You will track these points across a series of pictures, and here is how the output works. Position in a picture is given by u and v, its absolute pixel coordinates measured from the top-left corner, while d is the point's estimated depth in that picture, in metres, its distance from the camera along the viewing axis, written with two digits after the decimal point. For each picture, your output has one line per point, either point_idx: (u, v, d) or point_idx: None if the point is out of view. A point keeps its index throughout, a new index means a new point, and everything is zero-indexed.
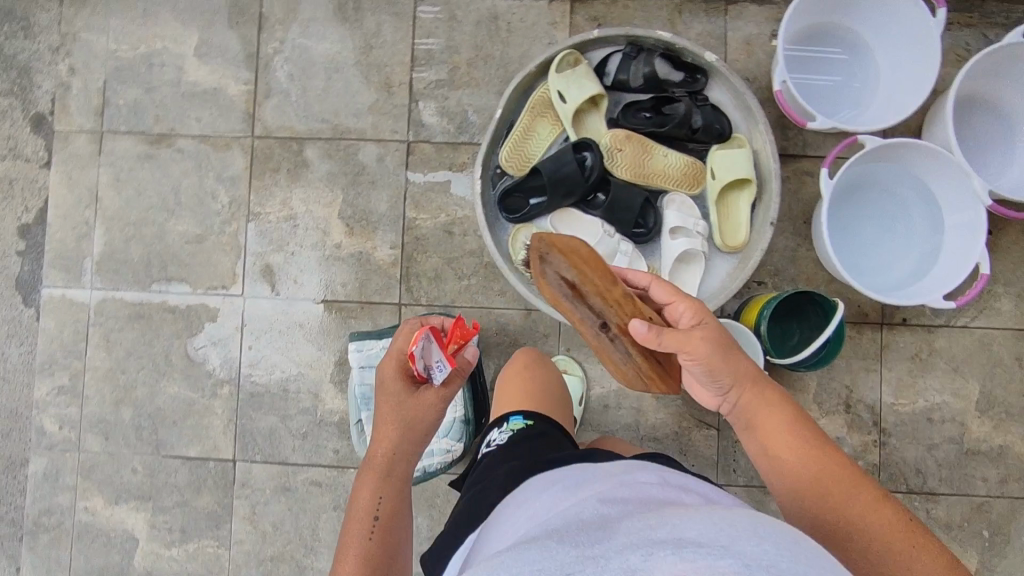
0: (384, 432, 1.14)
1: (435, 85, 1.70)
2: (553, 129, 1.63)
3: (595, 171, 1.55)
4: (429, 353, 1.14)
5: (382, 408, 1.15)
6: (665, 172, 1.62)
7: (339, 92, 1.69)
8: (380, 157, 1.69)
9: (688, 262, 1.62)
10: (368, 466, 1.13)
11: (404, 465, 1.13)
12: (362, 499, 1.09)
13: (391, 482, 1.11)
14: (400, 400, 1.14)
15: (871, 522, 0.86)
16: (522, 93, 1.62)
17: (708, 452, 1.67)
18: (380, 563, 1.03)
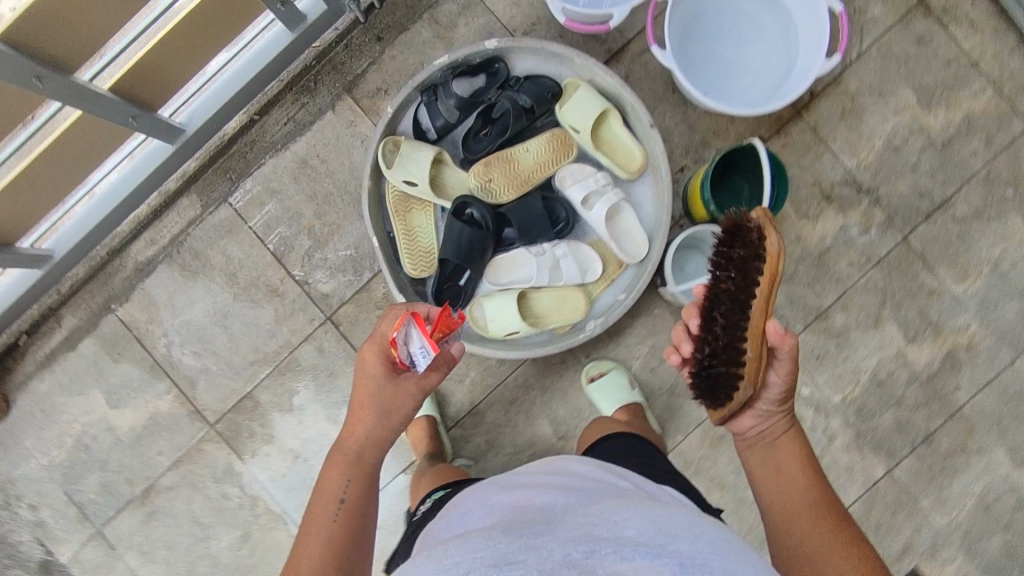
0: (360, 412, 1.12)
1: (307, 257, 1.67)
2: (428, 211, 1.56)
3: (489, 218, 1.49)
4: (407, 337, 1.08)
5: (360, 387, 1.13)
6: (540, 164, 1.54)
7: (243, 329, 1.68)
8: (320, 348, 1.67)
9: (618, 215, 1.53)
10: (344, 444, 1.12)
11: (371, 457, 1.11)
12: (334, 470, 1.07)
13: (361, 468, 1.08)
14: (377, 383, 1.12)
15: (838, 561, 0.83)
16: (379, 205, 1.55)
17: None
18: (339, 553, 0.97)
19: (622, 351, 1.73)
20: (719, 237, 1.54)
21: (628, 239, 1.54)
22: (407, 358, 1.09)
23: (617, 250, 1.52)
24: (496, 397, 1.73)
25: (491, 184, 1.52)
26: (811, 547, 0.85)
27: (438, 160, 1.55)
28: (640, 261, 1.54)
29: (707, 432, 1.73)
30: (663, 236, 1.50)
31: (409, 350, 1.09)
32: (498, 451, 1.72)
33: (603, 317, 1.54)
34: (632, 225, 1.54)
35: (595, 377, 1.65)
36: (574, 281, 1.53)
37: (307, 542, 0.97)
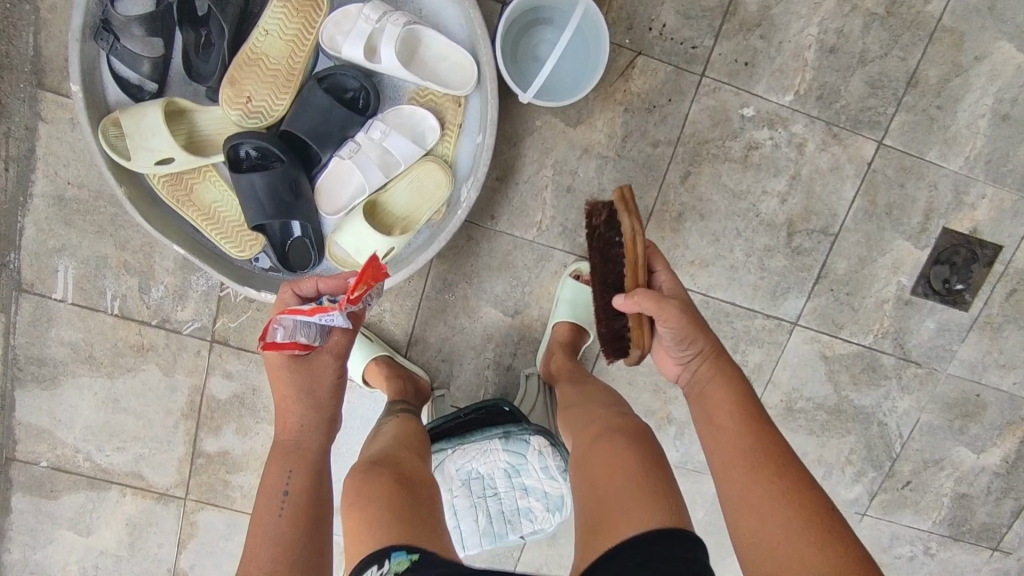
0: (283, 401, 0.98)
1: (146, 295, 1.38)
2: (213, 177, 1.17)
3: (273, 145, 1.09)
4: (286, 328, 0.97)
5: (275, 381, 0.98)
6: (292, 40, 1.11)
7: (142, 400, 1.45)
8: (226, 372, 1.43)
9: (418, 43, 1.11)
10: (280, 442, 0.97)
11: (308, 448, 0.96)
12: (272, 476, 0.92)
13: (302, 459, 0.94)
14: (289, 369, 0.98)
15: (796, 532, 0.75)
16: (155, 204, 1.18)
17: (661, 77, 1.26)
18: (296, 549, 0.84)
19: (526, 190, 1.31)
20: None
21: (448, 65, 1.13)
22: (310, 333, 0.98)
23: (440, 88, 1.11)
24: (427, 317, 1.39)
25: (255, 102, 1.11)
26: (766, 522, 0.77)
27: (180, 112, 1.14)
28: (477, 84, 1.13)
29: (662, 218, 1.34)
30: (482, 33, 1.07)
31: (305, 329, 0.98)
32: (462, 362, 1.42)
33: (473, 176, 1.16)
34: (441, 44, 1.12)
35: (567, 276, 1.35)
36: (418, 154, 1.15)
37: (267, 547, 0.84)
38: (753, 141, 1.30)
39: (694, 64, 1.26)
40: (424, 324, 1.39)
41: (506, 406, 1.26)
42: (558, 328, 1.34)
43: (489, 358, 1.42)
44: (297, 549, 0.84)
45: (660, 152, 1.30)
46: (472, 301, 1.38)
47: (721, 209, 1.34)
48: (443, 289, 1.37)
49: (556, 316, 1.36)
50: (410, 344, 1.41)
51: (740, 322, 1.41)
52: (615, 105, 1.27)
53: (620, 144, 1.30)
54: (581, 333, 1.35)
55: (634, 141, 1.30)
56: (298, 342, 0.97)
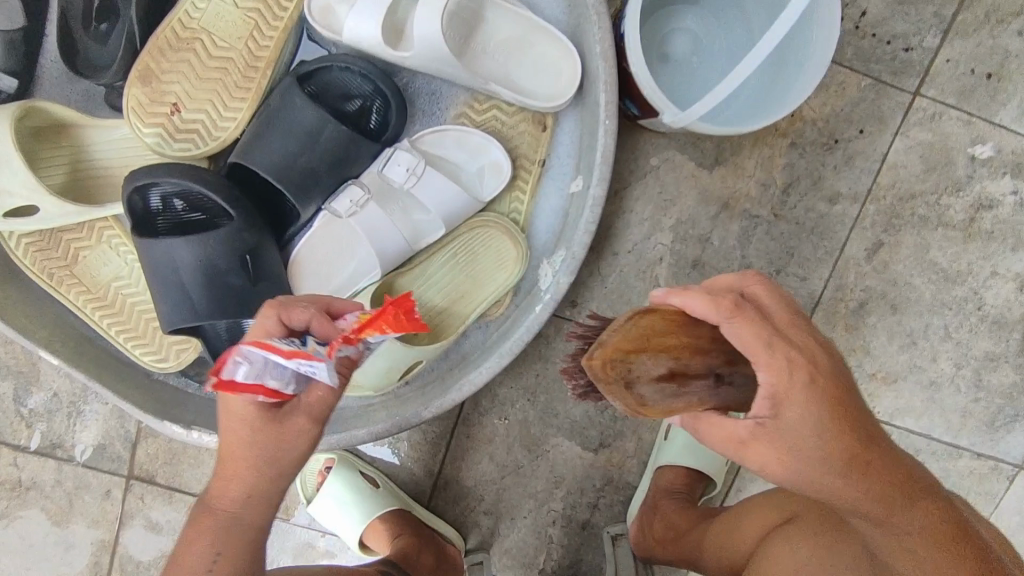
0: (228, 466, 0.50)
1: (26, 410, 0.87)
2: (115, 239, 0.68)
3: (210, 188, 0.60)
4: (246, 366, 0.43)
5: (224, 439, 0.50)
6: (256, 7, 0.63)
7: (17, 561, 0.93)
8: (151, 523, 0.93)
9: (478, 21, 0.64)
10: (207, 509, 0.51)
11: (254, 532, 0.50)
12: (187, 549, 0.50)
13: (240, 539, 0.50)
14: (255, 423, 0.49)
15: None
16: (13, 281, 0.68)
17: (856, 93, 0.80)
18: None
19: (630, 263, 0.84)
20: None
21: (529, 60, 0.65)
22: (285, 382, 0.46)
23: (513, 98, 0.63)
24: (466, 448, 0.91)
25: (184, 114, 0.63)
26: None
27: (53, 126, 0.64)
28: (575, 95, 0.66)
29: (835, 311, 0.88)
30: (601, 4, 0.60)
31: (281, 377, 0.45)
32: (515, 516, 0.94)
33: (563, 251, 0.67)
34: (521, 21, 0.64)
35: None
36: (472, 206, 0.66)
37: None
38: (984, 197, 0.84)
39: (906, 77, 0.80)
40: (460, 457, 0.92)
41: None
42: (669, 475, 0.87)
43: (556, 511, 0.94)
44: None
45: (840, 212, 0.84)
46: (535, 425, 0.90)
47: (925, 298, 0.88)
48: (492, 407, 0.90)
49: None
50: (438, 485, 0.93)
51: (936, 464, 0.93)
52: (778, 137, 0.81)
53: (780, 196, 0.83)
54: (702, 484, 0.88)
55: (801, 193, 0.83)
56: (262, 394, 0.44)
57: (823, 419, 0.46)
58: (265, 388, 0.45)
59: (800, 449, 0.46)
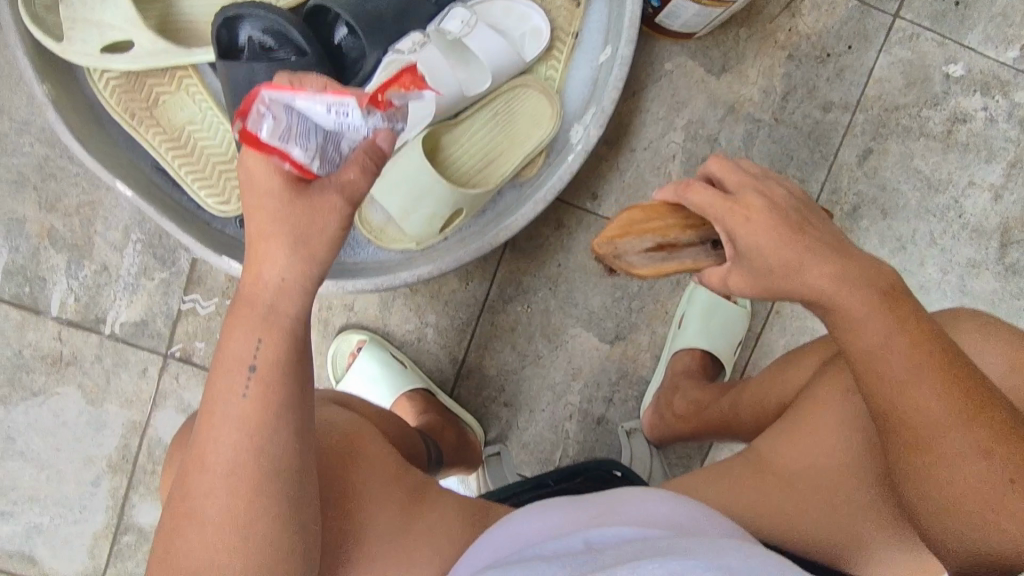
0: (260, 244, 0.46)
1: (76, 283, 0.92)
2: (193, 86, 0.76)
3: (289, 20, 0.69)
4: (269, 119, 0.42)
5: (254, 219, 0.46)
6: None
7: (48, 440, 0.96)
8: (183, 405, 0.96)
9: None
10: (243, 298, 0.47)
11: (293, 318, 0.47)
12: (228, 338, 0.47)
13: (280, 326, 0.47)
14: (286, 198, 0.45)
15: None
16: (96, 122, 0.76)
17: (845, 13, 0.92)
18: (249, 522, 0.46)
19: (646, 158, 0.93)
20: None
21: None
22: (309, 151, 0.43)
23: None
24: (489, 336, 0.96)
25: None
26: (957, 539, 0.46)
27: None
28: None
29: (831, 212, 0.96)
30: None
31: (301, 139, 0.43)
32: (533, 409, 0.99)
33: (593, 108, 0.76)
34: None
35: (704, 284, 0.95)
36: (513, 62, 0.75)
37: (212, 483, 0.46)
38: (960, 111, 0.95)
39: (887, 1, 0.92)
40: (483, 347, 0.97)
41: (618, 470, 0.84)
42: (684, 356, 0.93)
43: (573, 404, 0.99)
44: (259, 499, 0.46)
45: (833, 119, 0.94)
46: (555, 315, 0.96)
47: (912, 203, 0.97)
48: (515, 296, 0.95)
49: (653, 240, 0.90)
50: (461, 374, 0.97)
51: None
52: (778, 49, 0.92)
53: (781, 103, 0.93)
54: (718, 370, 0.93)
55: (798, 100, 0.93)
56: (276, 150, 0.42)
57: (778, 234, 0.47)
58: (288, 154, 0.43)
59: (767, 276, 0.48)
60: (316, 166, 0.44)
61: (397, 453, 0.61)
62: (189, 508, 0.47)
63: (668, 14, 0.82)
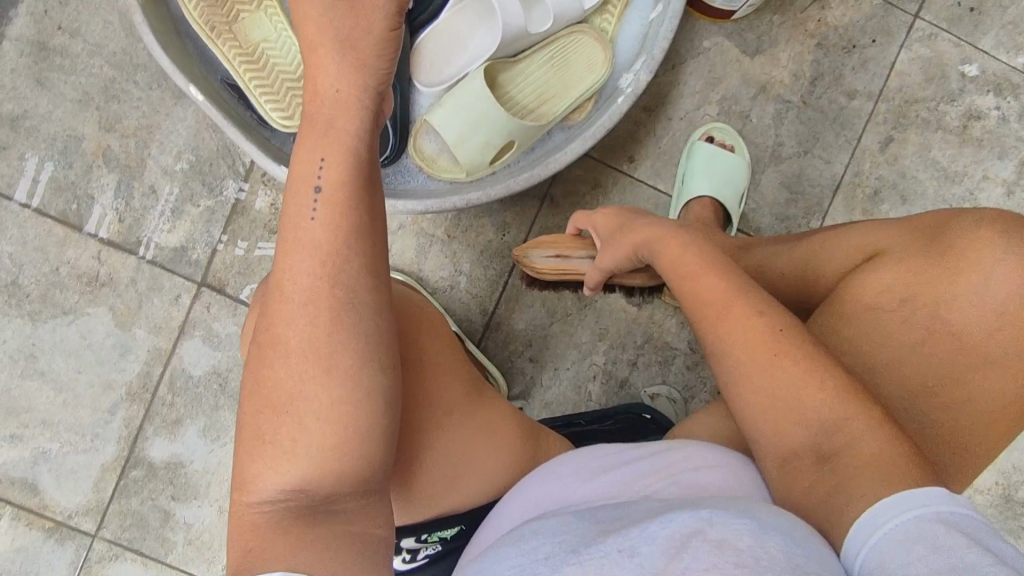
0: (314, 60, 0.51)
1: (122, 205, 0.95)
2: (273, 10, 0.82)
3: None
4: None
5: (309, 34, 0.51)
6: None
7: (70, 360, 0.95)
8: (209, 336, 0.96)
9: None
10: (305, 122, 0.51)
11: (348, 134, 0.50)
12: (298, 159, 0.50)
13: (338, 141, 0.50)
14: (331, 3, 0.50)
15: (828, 422, 0.49)
16: (175, 34, 0.81)
17: (868, 11, 0.99)
18: (326, 341, 0.46)
19: (681, 128, 0.98)
20: None
21: None
22: None
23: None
24: (519, 290, 0.98)
25: None
26: (770, 436, 0.51)
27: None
28: None
29: (854, 194, 1.01)
30: None
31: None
32: (558, 367, 0.99)
33: (644, 57, 0.81)
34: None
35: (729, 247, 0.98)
36: (572, 12, 0.82)
37: (294, 313, 0.47)
38: (974, 109, 1.01)
39: (908, 2, 0.99)
40: (512, 300, 0.98)
41: (647, 413, 0.83)
42: None
43: (598, 365, 0.99)
44: (337, 323, 0.46)
45: (856, 106, 1.00)
46: None
47: (930, 193, 1.01)
48: None
49: (688, 192, 0.93)
50: (488, 326, 0.98)
51: None
52: (807, 38, 0.99)
53: (807, 87, 0.99)
54: None
55: (825, 86, 0.99)
56: None
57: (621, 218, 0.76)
58: None
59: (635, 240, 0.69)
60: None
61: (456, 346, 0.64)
62: (270, 338, 0.47)
63: None
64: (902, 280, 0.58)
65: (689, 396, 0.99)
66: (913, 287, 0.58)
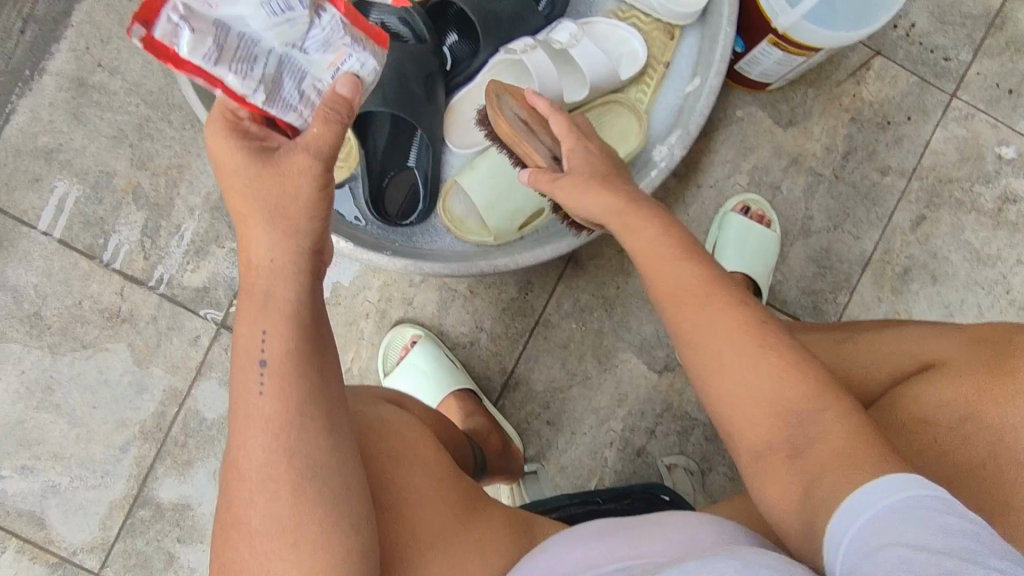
0: (245, 228, 0.48)
1: (148, 242, 0.95)
2: None
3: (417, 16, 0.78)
4: (192, 38, 0.43)
5: (234, 203, 0.48)
6: None
7: (86, 395, 0.95)
8: (227, 378, 0.96)
9: None
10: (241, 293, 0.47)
11: (290, 299, 0.47)
12: (238, 330, 0.46)
13: (279, 311, 0.46)
14: (254, 170, 0.46)
15: (792, 410, 0.45)
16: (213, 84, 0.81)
17: (904, 87, 0.99)
18: (295, 521, 0.44)
19: (711, 197, 0.97)
20: None
21: None
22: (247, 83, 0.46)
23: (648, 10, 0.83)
24: (540, 350, 0.97)
25: None
26: (741, 431, 0.47)
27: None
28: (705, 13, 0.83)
29: (882, 272, 1.00)
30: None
31: (237, 65, 0.45)
32: (575, 432, 0.98)
33: (679, 131, 0.81)
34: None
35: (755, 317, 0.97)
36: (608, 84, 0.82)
37: (254, 493, 0.44)
38: (1009, 191, 1.00)
39: (945, 80, 0.99)
40: (531, 359, 0.97)
41: (665, 495, 0.82)
42: None
43: (615, 431, 0.98)
44: (299, 494, 0.44)
45: (889, 183, 0.99)
46: (607, 337, 0.98)
47: (961, 274, 1.00)
48: (570, 312, 0.97)
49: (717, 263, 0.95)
50: (506, 384, 0.97)
51: None
52: (841, 112, 0.98)
53: (840, 161, 0.99)
54: None
55: (857, 161, 0.99)
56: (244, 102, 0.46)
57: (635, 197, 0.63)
58: (222, 80, 0.45)
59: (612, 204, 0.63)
60: (257, 98, 0.46)
61: (442, 455, 0.58)
62: (234, 519, 0.44)
63: (749, 61, 0.86)
64: (960, 393, 0.55)
65: (707, 467, 0.98)
66: (974, 401, 0.54)
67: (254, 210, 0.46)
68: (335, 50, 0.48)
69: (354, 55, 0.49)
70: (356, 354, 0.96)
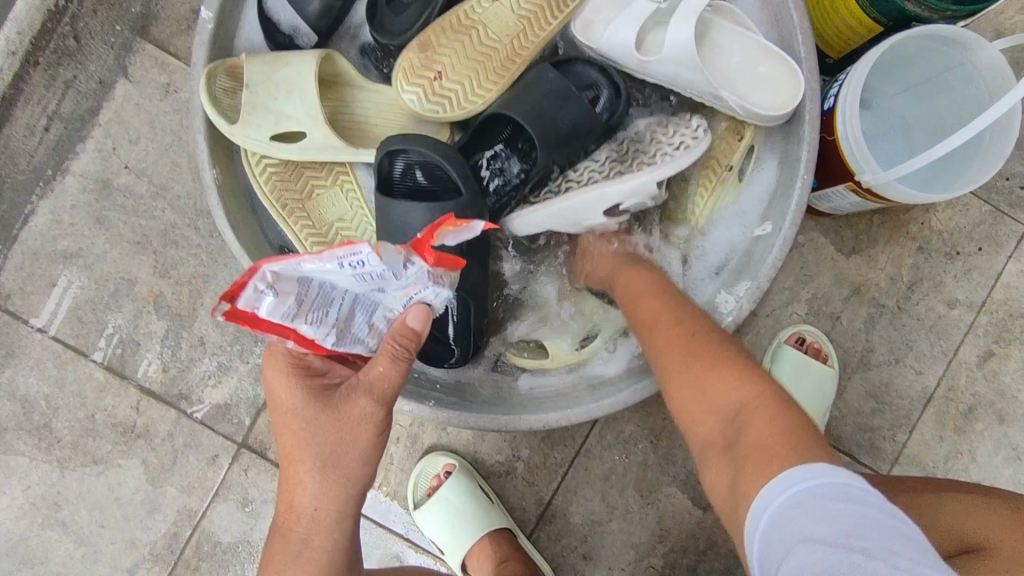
0: (294, 474, 0.53)
1: (168, 354, 0.89)
2: (347, 183, 0.78)
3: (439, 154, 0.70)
4: (275, 302, 0.44)
5: (287, 447, 0.53)
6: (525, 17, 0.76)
7: (94, 513, 0.89)
8: (243, 500, 0.89)
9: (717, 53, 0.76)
10: (282, 534, 0.54)
11: (323, 551, 0.53)
12: (273, 568, 0.53)
13: (310, 566, 0.52)
14: (313, 416, 0.52)
15: (735, 406, 0.51)
16: (247, 207, 0.77)
17: (976, 216, 0.93)
18: None
19: (766, 326, 0.92)
20: (937, 53, 0.73)
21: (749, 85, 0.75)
22: (319, 329, 0.47)
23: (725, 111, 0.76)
24: (578, 481, 0.91)
25: (444, 82, 0.75)
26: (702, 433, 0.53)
27: (333, 76, 0.78)
28: (787, 144, 0.76)
29: (946, 410, 0.93)
30: (790, 89, 0.74)
31: (314, 316, 0.46)
32: (612, 567, 0.92)
33: (749, 281, 0.75)
34: (750, 49, 0.75)
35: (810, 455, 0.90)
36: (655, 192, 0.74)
37: None
38: None
39: (1020, 211, 0.92)
40: (569, 489, 0.91)
41: None
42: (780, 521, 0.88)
43: (654, 568, 0.92)
44: None
45: (956, 316, 0.93)
46: (650, 469, 0.91)
47: None
48: (612, 442, 0.91)
49: None
50: (541, 514, 0.92)
51: None
52: (908, 239, 0.92)
53: (904, 292, 0.93)
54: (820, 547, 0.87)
55: (923, 292, 0.93)
56: (310, 346, 0.48)
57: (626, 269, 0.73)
58: (297, 333, 0.46)
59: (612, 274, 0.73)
60: (329, 340, 0.48)
61: None
62: None
63: (821, 196, 0.81)
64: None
65: None
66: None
67: (305, 468, 0.52)
68: (411, 288, 0.50)
69: (429, 288, 0.51)
70: (384, 480, 0.92)
